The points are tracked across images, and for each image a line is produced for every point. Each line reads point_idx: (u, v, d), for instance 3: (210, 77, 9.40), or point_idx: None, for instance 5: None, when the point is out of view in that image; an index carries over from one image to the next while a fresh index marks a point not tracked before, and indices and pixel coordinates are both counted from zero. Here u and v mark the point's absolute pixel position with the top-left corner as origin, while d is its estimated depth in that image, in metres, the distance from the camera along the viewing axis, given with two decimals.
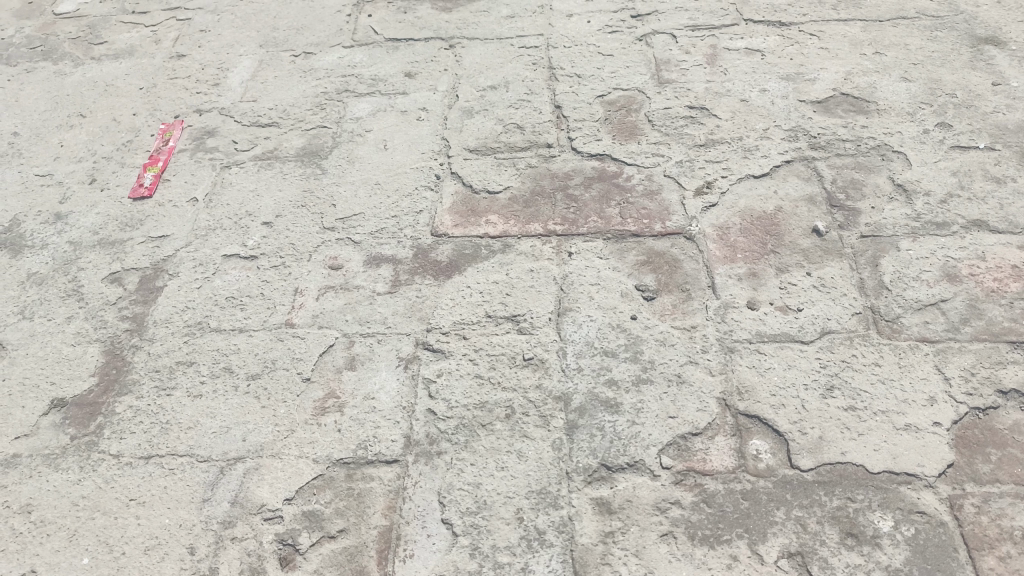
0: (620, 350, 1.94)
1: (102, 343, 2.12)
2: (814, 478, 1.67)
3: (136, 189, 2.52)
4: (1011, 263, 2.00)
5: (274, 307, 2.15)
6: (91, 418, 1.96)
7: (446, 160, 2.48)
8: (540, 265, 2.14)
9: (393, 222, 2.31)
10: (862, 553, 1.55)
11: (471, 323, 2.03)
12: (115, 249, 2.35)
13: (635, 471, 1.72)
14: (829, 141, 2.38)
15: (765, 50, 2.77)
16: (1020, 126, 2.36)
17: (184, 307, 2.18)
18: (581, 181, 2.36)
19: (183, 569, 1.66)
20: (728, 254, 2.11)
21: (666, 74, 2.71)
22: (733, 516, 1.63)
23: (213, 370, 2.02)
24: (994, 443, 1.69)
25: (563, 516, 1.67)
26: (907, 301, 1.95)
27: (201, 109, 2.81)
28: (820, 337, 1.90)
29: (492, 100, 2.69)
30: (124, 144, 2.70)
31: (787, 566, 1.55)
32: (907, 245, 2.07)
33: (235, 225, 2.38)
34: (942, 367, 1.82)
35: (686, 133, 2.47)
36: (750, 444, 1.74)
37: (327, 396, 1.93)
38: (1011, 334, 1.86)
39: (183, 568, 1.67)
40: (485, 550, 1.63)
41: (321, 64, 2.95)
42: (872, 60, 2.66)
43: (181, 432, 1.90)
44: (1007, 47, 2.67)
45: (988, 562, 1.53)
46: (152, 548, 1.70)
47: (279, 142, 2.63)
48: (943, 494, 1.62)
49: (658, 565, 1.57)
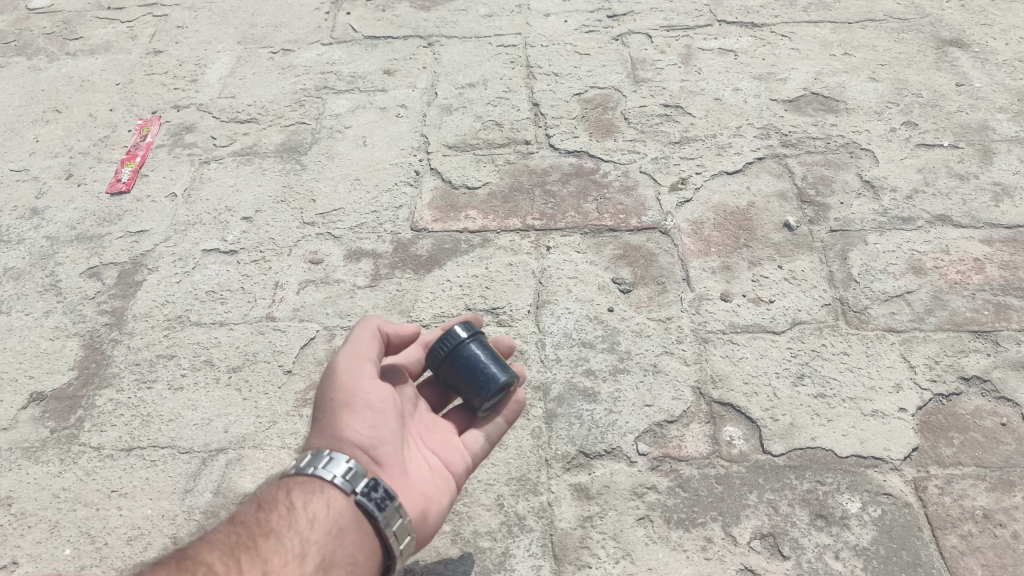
0: (597, 342, 2.00)
1: (81, 337, 2.14)
2: (785, 463, 1.74)
3: (113, 185, 2.53)
4: (973, 257, 2.09)
5: (256, 302, 2.18)
6: (71, 411, 1.98)
7: (425, 156, 2.52)
8: (518, 259, 2.19)
9: (373, 217, 2.35)
10: (830, 533, 1.63)
11: (451, 315, 2.07)
12: (92, 244, 2.37)
13: (613, 458, 1.78)
14: (799, 139, 2.45)
15: (737, 50, 2.84)
16: (982, 126, 2.45)
17: (165, 301, 2.21)
18: (558, 177, 2.41)
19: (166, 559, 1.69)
20: (702, 247, 2.18)
21: (642, 73, 2.77)
22: (707, 500, 1.70)
23: (195, 364, 2.05)
24: (957, 428, 1.78)
25: (543, 502, 1.72)
26: (874, 293, 2.03)
27: (178, 105, 2.83)
28: (791, 327, 1.98)
29: (470, 97, 2.73)
30: (100, 139, 2.71)
31: (759, 547, 1.61)
32: (874, 239, 2.15)
33: (215, 220, 2.40)
34: (908, 356, 1.90)
35: (661, 131, 2.53)
36: (723, 431, 1.81)
37: (310, 388, 1.97)
38: (973, 324, 1.95)
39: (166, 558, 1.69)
40: (467, 535, 1.68)
41: (300, 62, 2.97)
42: (841, 61, 2.74)
43: (163, 424, 1.93)
44: (971, 49, 2.76)
45: (950, 540, 1.61)
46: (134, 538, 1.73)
47: (258, 138, 2.65)
48: (908, 477, 1.70)
49: (636, 547, 1.63)
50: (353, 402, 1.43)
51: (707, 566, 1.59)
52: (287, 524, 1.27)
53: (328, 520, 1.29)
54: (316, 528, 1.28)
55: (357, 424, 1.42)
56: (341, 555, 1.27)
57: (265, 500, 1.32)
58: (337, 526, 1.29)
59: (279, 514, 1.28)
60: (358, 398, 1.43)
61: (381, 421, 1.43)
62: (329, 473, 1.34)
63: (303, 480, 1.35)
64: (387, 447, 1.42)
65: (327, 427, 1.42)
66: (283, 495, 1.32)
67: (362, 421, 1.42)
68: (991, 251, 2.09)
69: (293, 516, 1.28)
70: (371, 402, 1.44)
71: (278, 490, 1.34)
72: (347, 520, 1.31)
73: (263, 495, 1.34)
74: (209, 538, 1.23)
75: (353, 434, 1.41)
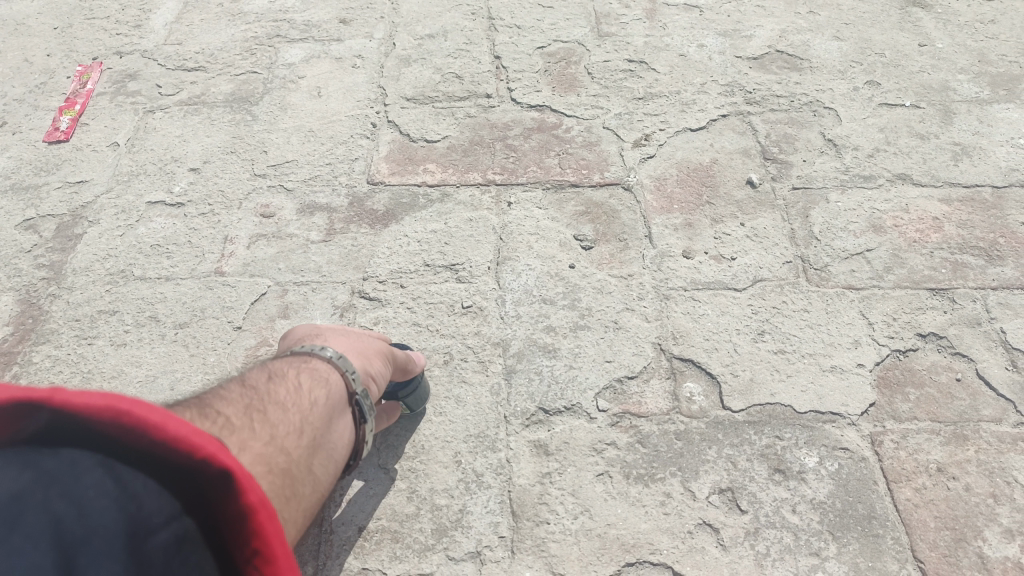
0: (558, 298, 1.98)
1: (17, 292, 2.05)
2: (744, 418, 1.76)
3: (51, 133, 2.43)
4: (932, 216, 2.12)
5: (205, 256, 2.11)
6: (7, 367, 1.88)
7: (382, 108, 2.47)
8: (478, 215, 2.16)
9: (327, 170, 2.30)
10: (788, 487, 1.64)
11: (409, 272, 2.04)
12: (29, 195, 2.27)
13: (573, 414, 1.77)
14: (764, 97, 2.46)
15: (702, 7, 2.84)
16: (943, 86, 2.48)
17: (107, 254, 2.12)
18: (520, 132, 2.39)
19: None
20: (664, 204, 2.18)
21: (606, 28, 2.75)
22: (666, 455, 1.70)
23: (140, 319, 1.97)
24: (913, 383, 1.81)
25: (501, 458, 1.71)
26: (834, 251, 2.05)
27: (121, 51, 2.72)
28: (752, 285, 1.99)
29: (430, 49, 2.68)
30: (37, 86, 2.60)
31: (717, 501, 1.62)
32: (836, 197, 2.17)
33: (160, 171, 2.32)
34: (866, 313, 1.93)
35: (625, 86, 2.52)
36: (683, 387, 1.82)
37: (261, 344, 1.90)
38: (930, 282, 1.98)
39: None
40: (424, 493, 1.66)
41: (251, 9, 2.90)
42: (806, 19, 2.76)
43: (106, 381, 1.84)
44: (933, 10, 2.80)
45: (904, 493, 1.64)
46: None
47: (206, 87, 2.57)
48: (864, 432, 1.73)
49: (595, 503, 1.63)
50: (379, 349, 1.48)
51: (665, 520, 1.60)
52: (294, 400, 1.15)
53: (324, 408, 1.20)
54: (315, 412, 1.17)
55: (377, 363, 1.45)
56: (329, 443, 1.18)
57: (273, 373, 1.21)
58: (330, 415, 1.21)
59: (285, 387, 1.17)
60: (381, 350, 1.49)
61: (384, 377, 1.47)
62: (341, 367, 1.30)
63: (312, 361, 1.29)
64: (377, 390, 1.43)
65: (354, 342, 1.43)
66: (291, 373, 1.21)
67: (379, 366, 1.45)
68: (949, 211, 2.13)
69: (299, 395, 1.17)
70: (381, 357, 1.48)
71: (284, 367, 1.24)
72: (337, 415, 1.23)
73: (269, 366, 1.23)
74: (218, 388, 1.10)
75: (372, 366, 1.43)
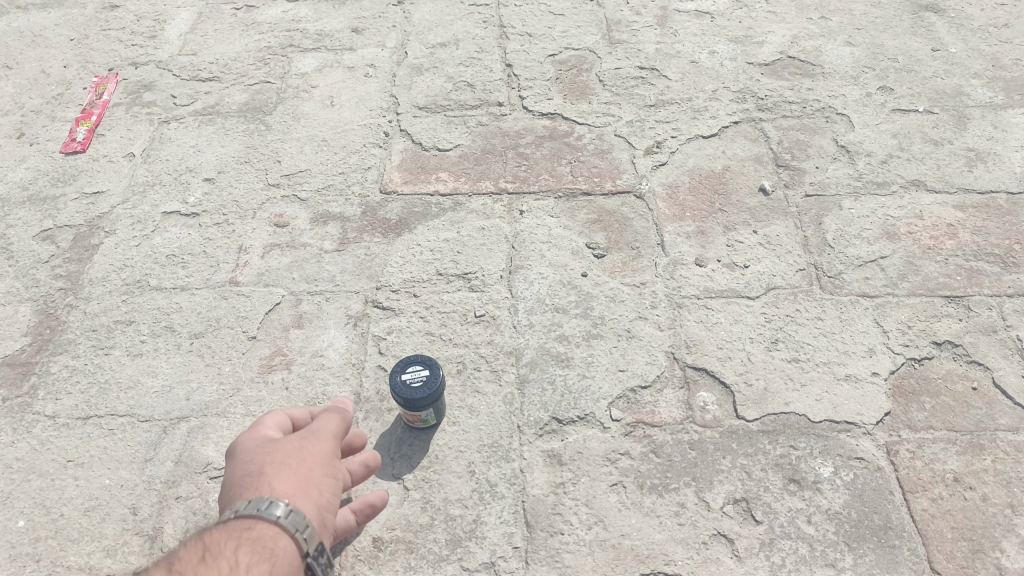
0: (570, 307, 1.97)
1: (34, 302, 2.06)
2: (758, 428, 1.74)
3: (68, 144, 2.45)
4: (947, 222, 2.10)
5: (219, 266, 2.12)
6: (24, 378, 1.89)
7: (395, 117, 2.48)
8: (491, 223, 2.16)
9: (340, 179, 2.30)
10: (803, 497, 1.63)
11: (421, 280, 2.04)
12: (46, 206, 2.29)
13: (586, 424, 1.76)
14: (776, 104, 2.45)
15: (713, 13, 2.83)
16: (957, 91, 2.46)
17: (122, 265, 2.13)
18: (532, 140, 2.38)
19: (126, 529, 1.62)
20: (677, 212, 2.17)
21: (617, 35, 2.74)
22: (680, 465, 1.69)
23: (155, 329, 1.98)
24: (928, 392, 1.78)
25: (514, 469, 1.70)
26: (848, 258, 2.04)
27: (136, 62, 2.74)
28: (765, 293, 1.98)
29: (441, 57, 2.69)
30: (54, 97, 2.62)
31: (732, 512, 1.61)
32: (849, 204, 2.15)
33: (176, 182, 2.33)
34: (881, 321, 1.91)
35: (636, 94, 2.51)
36: (697, 396, 1.80)
37: (275, 353, 1.91)
38: (945, 289, 1.96)
39: (126, 528, 1.62)
40: (437, 503, 1.65)
41: (264, 18, 2.91)
42: (818, 25, 2.75)
43: (121, 391, 1.85)
44: (946, 15, 2.78)
45: (921, 503, 1.61)
46: (93, 509, 1.65)
47: (220, 97, 2.58)
48: (880, 442, 1.71)
49: (608, 514, 1.62)
50: (330, 454, 1.36)
51: (679, 531, 1.58)
52: None
53: None
54: None
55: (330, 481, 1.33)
56: None
57: (210, 550, 1.09)
58: None
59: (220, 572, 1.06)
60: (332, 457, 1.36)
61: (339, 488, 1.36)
62: (290, 526, 1.19)
63: (257, 528, 1.16)
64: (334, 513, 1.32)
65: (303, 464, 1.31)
66: (230, 549, 1.10)
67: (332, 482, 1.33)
68: (964, 217, 2.11)
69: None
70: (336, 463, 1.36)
71: (222, 541, 1.12)
72: None
73: (205, 540, 1.12)
74: None
75: (326, 488, 1.31)
